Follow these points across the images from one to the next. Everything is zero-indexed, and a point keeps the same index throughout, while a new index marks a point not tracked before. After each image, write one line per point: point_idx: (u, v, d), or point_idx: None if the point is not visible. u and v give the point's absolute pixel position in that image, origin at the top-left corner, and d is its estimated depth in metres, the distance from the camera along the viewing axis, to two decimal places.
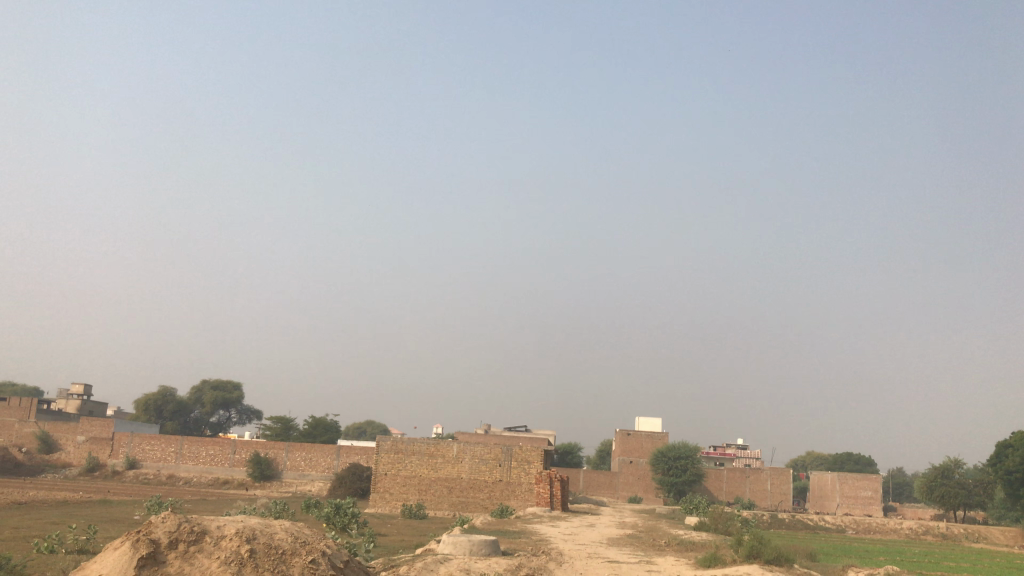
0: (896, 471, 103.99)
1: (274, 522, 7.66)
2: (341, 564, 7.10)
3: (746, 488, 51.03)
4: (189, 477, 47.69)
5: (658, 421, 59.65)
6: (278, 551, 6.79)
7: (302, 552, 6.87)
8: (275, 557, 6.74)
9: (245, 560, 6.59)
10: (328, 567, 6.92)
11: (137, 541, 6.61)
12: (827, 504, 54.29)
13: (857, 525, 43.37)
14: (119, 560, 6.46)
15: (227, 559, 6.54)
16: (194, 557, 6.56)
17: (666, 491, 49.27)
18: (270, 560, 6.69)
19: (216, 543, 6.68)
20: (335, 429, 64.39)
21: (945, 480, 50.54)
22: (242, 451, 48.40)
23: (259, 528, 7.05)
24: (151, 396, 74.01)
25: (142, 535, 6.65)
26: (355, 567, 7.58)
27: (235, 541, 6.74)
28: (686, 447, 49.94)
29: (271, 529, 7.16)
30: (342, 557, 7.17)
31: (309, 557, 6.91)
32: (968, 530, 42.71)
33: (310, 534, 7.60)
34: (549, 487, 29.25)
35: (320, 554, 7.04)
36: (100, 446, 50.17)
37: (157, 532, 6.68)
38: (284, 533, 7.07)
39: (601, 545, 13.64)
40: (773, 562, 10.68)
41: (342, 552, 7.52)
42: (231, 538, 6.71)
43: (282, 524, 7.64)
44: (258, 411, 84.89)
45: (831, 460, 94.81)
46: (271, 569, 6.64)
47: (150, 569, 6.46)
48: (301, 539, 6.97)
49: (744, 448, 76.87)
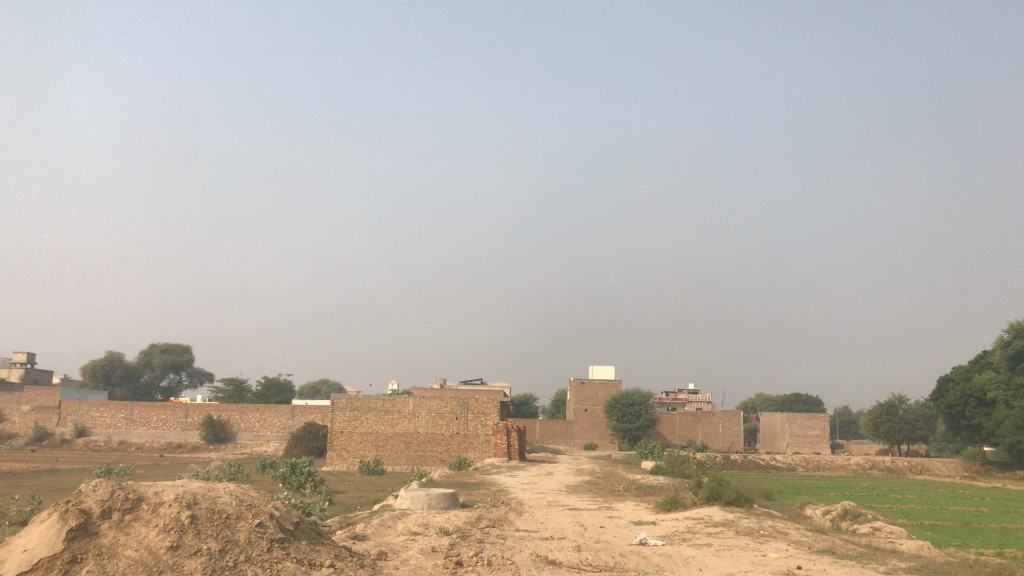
0: (843, 409, 106.92)
1: (221, 485, 6.94)
2: (292, 527, 6.50)
3: (698, 431, 51.96)
4: (141, 443, 46.87)
5: (611, 369, 60.25)
6: (226, 517, 6.12)
7: (254, 518, 6.23)
8: (223, 524, 6.07)
9: (189, 529, 5.87)
10: (279, 531, 6.30)
11: (64, 512, 5.73)
12: (777, 443, 55.60)
13: (807, 463, 44.49)
14: (43, 534, 5.57)
15: (168, 529, 5.81)
16: (129, 528, 5.78)
17: (621, 438, 49.90)
18: (218, 527, 6.02)
19: (154, 512, 5.94)
20: (288, 389, 63.81)
21: (889, 416, 51.98)
22: (194, 415, 47.64)
23: (201, 493, 6.35)
24: (98, 362, 72.45)
25: (69, 506, 5.78)
26: (312, 529, 6.96)
27: (177, 507, 6.02)
28: (640, 394, 50.58)
29: (213, 493, 6.48)
30: (293, 520, 6.55)
31: (261, 522, 6.26)
32: (912, 463, 44.09)
33: (257, 496, 6.97)
34: (505, 438, 29.28)
35: (274, 519, 6.41)
36: (46, 415, 48.97)
37: (86, 502, 5.85)
38: (232, 497, 6.39)
39: (560, 493, 13.58)
40: (732, 504, 10.70)
41: (293, 513, 6.89)
42: (171, 506, 5.99)
43: (225, 486, 6.95)
44: (210, 373, 83.70)
45: (779, 401, 97.10)
46: (219, 536, 5.95)
47: (80, 543, 5.61)
48: (248, 504, 6.34)
49: (696, 392, 78.17)
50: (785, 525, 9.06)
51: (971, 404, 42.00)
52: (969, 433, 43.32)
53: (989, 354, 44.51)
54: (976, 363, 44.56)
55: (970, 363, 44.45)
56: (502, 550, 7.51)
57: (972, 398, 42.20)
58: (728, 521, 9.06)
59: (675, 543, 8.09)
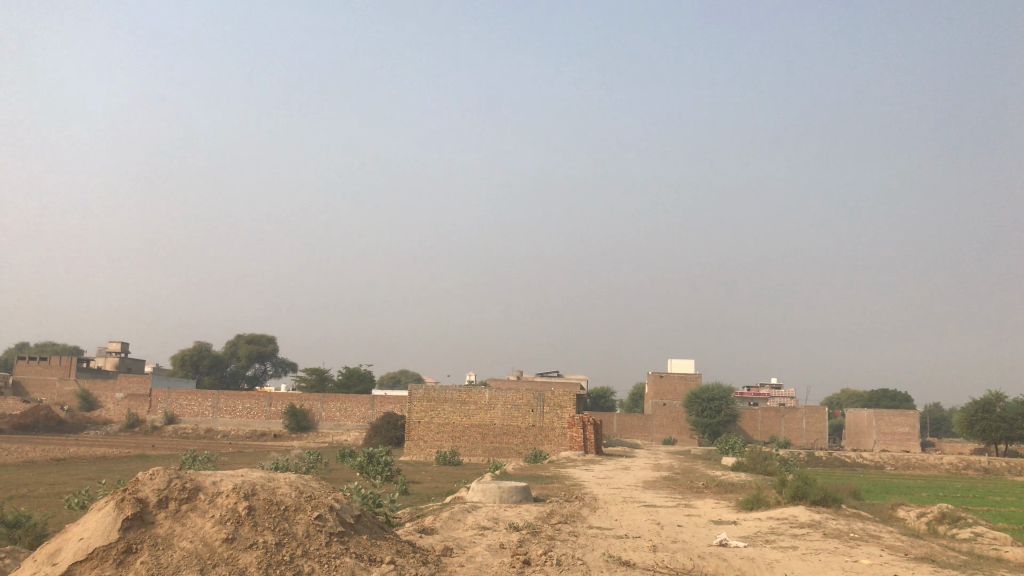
0: (935, 406, 102.70)
1: (282, 476, 6.87)
2: (352, 521, 6.37)
3: (781, 427, 50.61)
4: (227, 431, 48.17)
5: (690, 363, 59.20)
6: (284, 509, 6.03)
7: (314, 511, 6.11)
8: (281, 516, 5.97)
9: (246, 521, 5.78)
10: (340, 525, 6.18)
11: (120, 502, 5.69)
12: (864, 440, 53.71)
13: (896, 461, 42.85)
14: (98, 523, 5.53)
15: (225, 520, 5.73)
16: (185, 518, 5.73)
17: (701, 432, 49.00)
18: (276, 519, 5.91)
19: (211, 502, 5.88)
20: (368, 379, 64.80)
21: (985, 414, 49.65)
22: (277, 404, 48.73)
23: (261, 484, 6.28)
24: (187, 352, 74.92)
25: (126, 495, 5.74)
26: (376, 522, 6.82)
27: (234, 498, 5.94)
28: (720, 388, 49.56)
29: (273, 484, 6.41)
30: (354, 512, 6.43)
31: (321, 515, 6.14)
32: (1010, 463, 41.97)
33: (319, 487, 6.88)
34: (582, 431, 28.94)
35: (335, 512, 6.29)
36: (138, 402, 50.80)
37: (143, 491, 5.82)
38: (292, 489, 6.31)
39: (636, 489, 13.23)
40: (819, 504, 10.17)
41: (355, 506, 6.76)
42: (229, 496, 5.93)
43: (287, 476, 6.89)
44: (293, 363, 85.69)
45: (866, 397, 94.02)
46: (277, 528, 5.85)
47: (135, 532, 5.56)
48: (307, 495, 6.24)
49: (778, 387, 76.23)
50: (876, 528, 8.52)
51: None
52: None
53: None
54: None
55: None
56: (573, 548, 7.23)
57: None
58: (814, 522, 8.57)
59: (757, 546, 7.66)
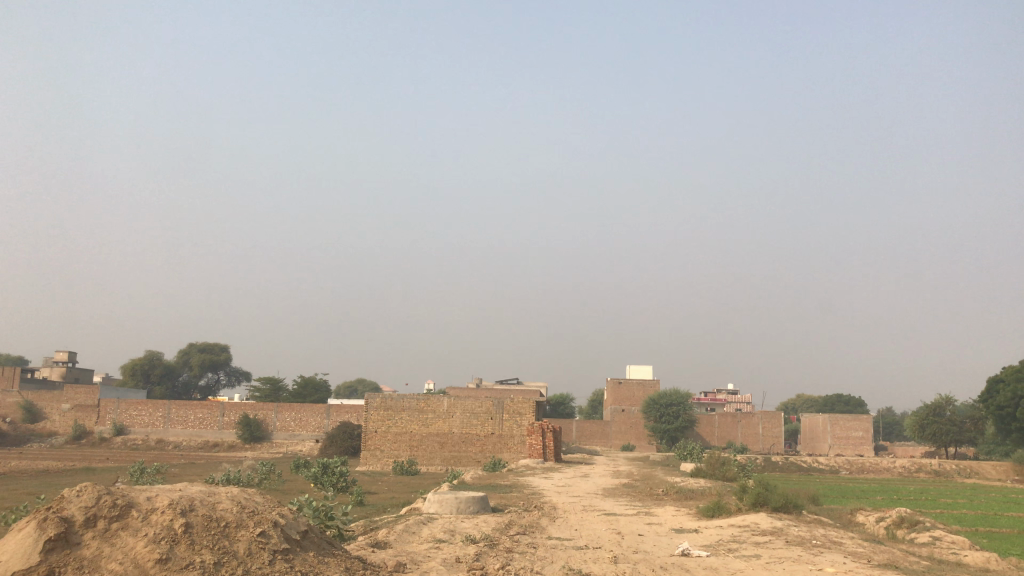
0: (887, 410, 104.47)
1: (223, 489, 6.55)
2: (298, 537, 6.11)
3: (737, 432, 51.02)
4: (179, 442, 47.09)
5: (648, 369, 59.41)
6: (224, 526, 5.73)
7: (256, 527, 5.84)
8: (220, 533, 5.67)
9: (182, 539, 5.48)
10: (284, 542, 5.92)
11: (42, 521, 5.34)
12: (819, 445, 54.35)
13: (850, 465, 43.40)
14: (18, 544, 5.19)
15: (159, 539, 5.42)
16: (115, 538, 5.40)
17: (659, 438, 49.17)
18: (215, 536, 5.62)
19: (145, 520, 5.56)
20: (324, 388, 63.95)
21: (936, 418, 50.56)
22: (231, 414, 47.79)
23: (200, 499, 5.96)
24: (138, 361, 73.25)
25: (49, 513, 5.40)
26: (324, 538, 6.56)
27: (170, 515, 5.62)
28: (677, 394, 49.79)
29: (214, 499, 6.11)
30: (300, 528, 6.16)
31: (264, 532, 5.87)
32: (960, 466, 42.76)
33: (263, 501, 6.56)
34: (540, 439, 28.74)
35: (279, 528, 6.02)
36: (86, 413, 49.44)
37: (68, 509, 5.46)
38: (233, 504, 6.01)
39: (596, 497, 13.07)
40: (780, 510, 10.10)
41: (301, 522, 6.48)
42: (164, 512, 5.62)
43: (229, 490, 6.57)
44: (247, 372, 84.31)
45: (820, 402, 95.37)
46: (215, 546, 5.56)
47: (59, 554, 5.23)
48: (250, 510, 5.96)
49: (735, 393, 76.91)
50: (838, 534, 8.44)
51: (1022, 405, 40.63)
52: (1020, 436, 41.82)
53: None
54: None
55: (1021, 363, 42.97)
56: (531, 562, 7.00)
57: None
58: (777, 530, 8.46)
59: (720, 555, 7.53)
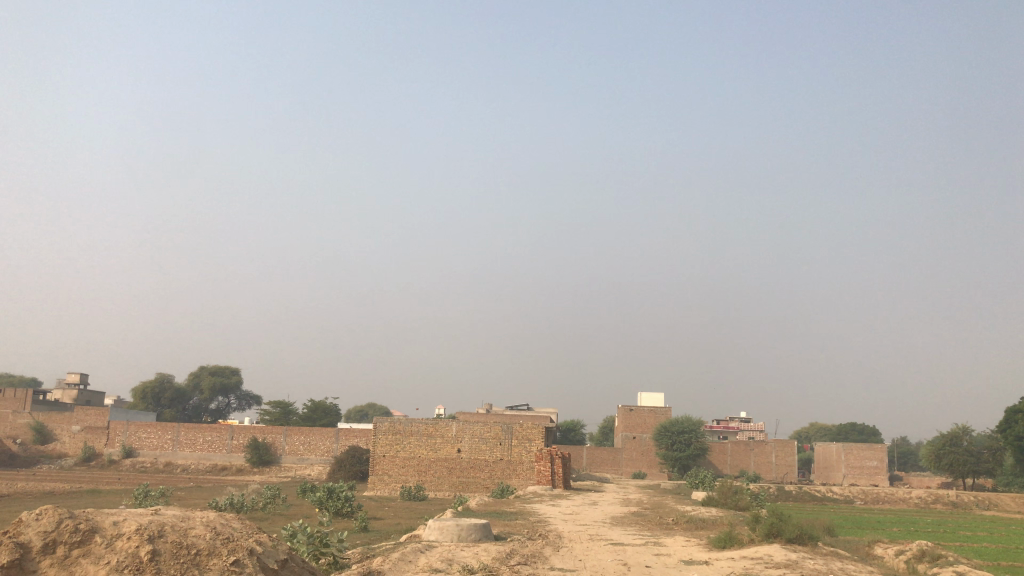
0: (903, 440, 103.06)
1: (200, 513, 6.55)
2: (275, 567, 6.14)
3: (750, 461, 50.30)
4: (187, 465, 46.83)
5: (660, 396, 58.80)
6: (195, 553, 5.75)
7: (230, 555, 5.85)
8: (191, 561, 5.70)
9: (148, 566, 5.50)
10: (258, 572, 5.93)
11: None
12: (833, 474, 53.51)
13: (866, 496, 42.63)
14: None
15: (124, 566, 5.46)
16: (75, 565, 5.44)
17: (671, 466, 48.54)
18: (184, 564, 5.65)
19: (109, 546, 5.59)
20: (334, 413, 63.64)
21: (953, 448, 49.70)
22: (239, 437, 47.52)
23: (171, 524, 5.97)
24: (149, 384, 73.21)
25: (6, 539, 5.48)
26: (303, 567, 6.57)
27: (137, 540, 5.65)
28: (689, 421, 49.20)
29: (188, 523, 6.12)
30: (278, 558, 6.19)
31: (238, 560, 5.88)
32: (978, 497, 41.92)
33: (241, 527, 6.58)
34: (549, 465, 28.30)
35: (254, 556, 6.04)
36: (95, 435, 49.26)
37: (25, 534, 5.53)
38: (207, 529, 6.05)
39: (604, 525, 12.73)
40: (795, 541, 9.70)
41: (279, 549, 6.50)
42: (130, 538, 5.64)
43: (205, 515, 6.56)
44: (257, 396, 84.10)
45: (835, 431, 94.17)
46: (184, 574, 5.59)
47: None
48: (224, 538, 5.96)
49: (747, 421, 76.01)
50: (856, 568, 8.06)
51: None
52: None
53: None
54: None
55: None
56: None
57: None
58: (791, 561, 8.09)
59: None
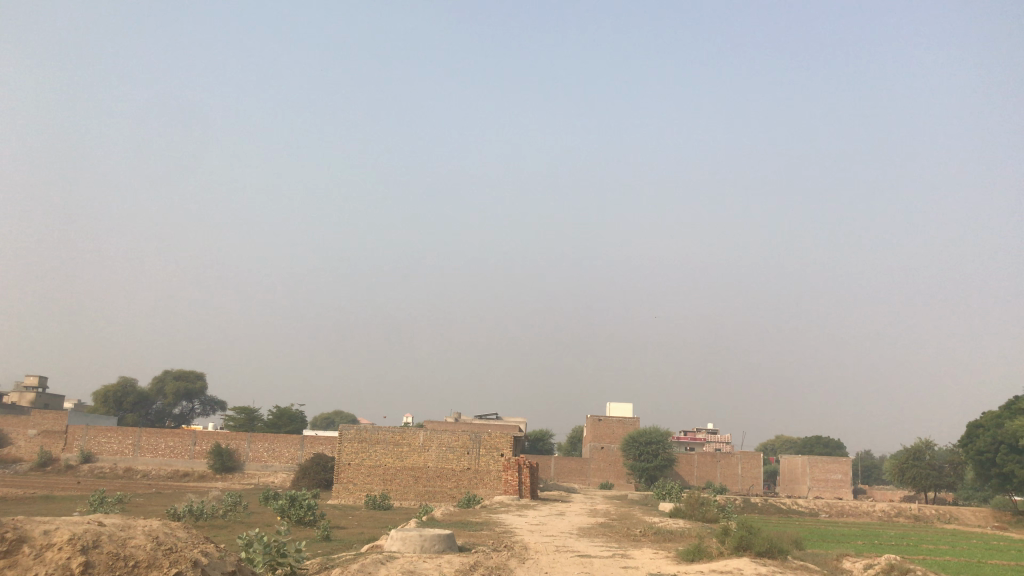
0: (868, 453, 104.11)
1: (139, 521, 6.76)
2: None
3: (717, 473, 50.42)
4: (147, 471, 45.93)
5: (629, 407, 58.80)
6: (132, 565, 5.98)
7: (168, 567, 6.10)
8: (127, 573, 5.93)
9: None
10: None
11: None
12: (798, 486, 53.81)
13: (830, 508, 42.88)
14: None
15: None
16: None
17: (638, 477, 48.50)
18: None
19: (40, 557, 5.75)
20: (299, 419, 62.89)
21: (916, 462, 50.17)
22: (202, 443, 46.72)
23: (108, 534, 6.19)
24: (110, 388, 71.85)
25: None
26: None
27: (70, 552, 5.82)
28: (657, 432, 49.21)
29: (127, 533, 6.35)
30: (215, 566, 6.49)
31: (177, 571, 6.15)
32: (940, 511, 42.31)
33: (181, 536, 6.85)
34: (516, 475, 28.07)
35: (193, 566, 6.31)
36: (53, 440, 48.14)
37: None
38: (144, 541, 6.27)
39: (571, 537, 12.54)
40: (764, 555, 9.57)
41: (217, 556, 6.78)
42: (62, 550, 5.80)
43: (142, 522, 6.77)
44: (222, 402, 82.98)
45: (800, 444, 94.85)
46: None
47: None
48: (162, 549, 6.22)
49: (714, 433, 76.30)
50: None
51: (1002, 451, 40.38)
52: (1000, 481, 41.48)
53: (1021, 400, 42.92)
54: (1007, 408, 42.91)
55: (1000, 408, 42.84)
56: None
57: (1004, 444, 40.58)
58: None
59: None
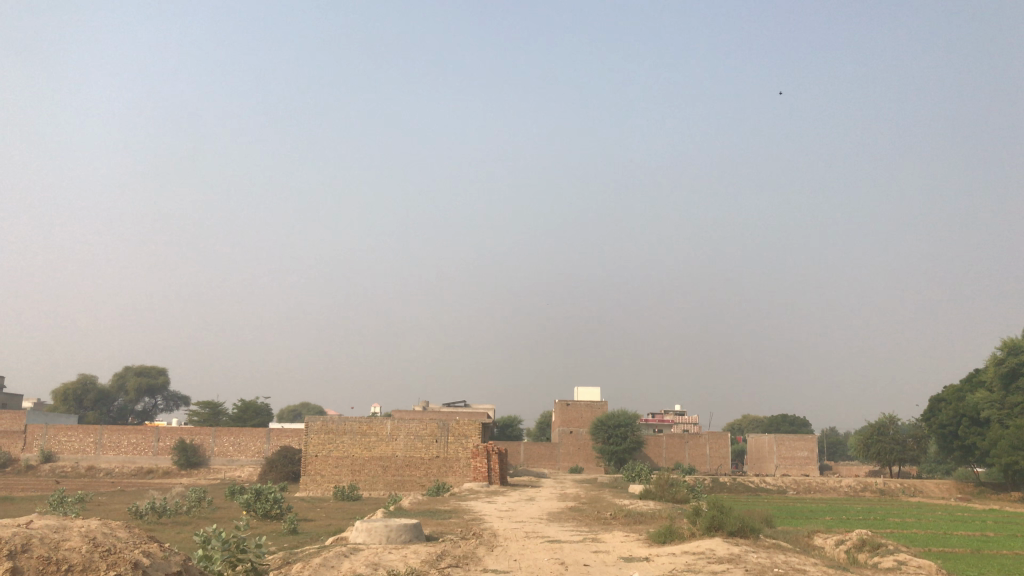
0: (833, 429, 105.61)
1: (79, 522, 6.33)
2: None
3: (685, 453, 50.75)
4: (111, 469, 45.06)
5: (597, 391, 58.95)
6: (66, 569, 5.56)
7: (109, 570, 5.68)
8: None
9: None
10: None
11: None
12: (765, 465, 54.38)
13: (797, 485, 43.37)
14: None
15: None
16: None
17: (607, 460, 48.66)
18: None
19: None
20: (266, 412, 62.17)
21: (880, 437, 50.92)
22: (166, 438, 45.94)
23: (40, 536, 5.76)
24: (70, 385, 70.45)
25: None
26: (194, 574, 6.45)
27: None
28: (625, 415, 49.37)
29: (61, 535, 5.92)
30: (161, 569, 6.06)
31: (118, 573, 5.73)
32: (905, 485, 43.00)
33: (127, 536, 6.43)
34: (486, 461, 27.89)
35: (136, 567, 5.89)
36: (11, 440, 47.01)
37: None
38: (82, 542, 5.84)
39: (540, 522, 12.38)
40: (737, 534, 9.48)
41: (164, 556, 6.37)
42: None
43: (84, 524, 6.34)
44: (186, 397, 81.81)
45: (767, 423, 96.02)
46: None
47: None
48: (102, 551, 5.78)
49: (681, 414, 76.84)
50: (800, 560, 7.84)
51: (964, 424, 41.08)
52: (962, 454, 42.24)
53: (980, 373, 43.72)
54: (968, 382, 43.65)
55: (961, 382, 43.59)
56: None
57: (966, 417, 41.29)
58: (734, 556, 7.82)
59: None
